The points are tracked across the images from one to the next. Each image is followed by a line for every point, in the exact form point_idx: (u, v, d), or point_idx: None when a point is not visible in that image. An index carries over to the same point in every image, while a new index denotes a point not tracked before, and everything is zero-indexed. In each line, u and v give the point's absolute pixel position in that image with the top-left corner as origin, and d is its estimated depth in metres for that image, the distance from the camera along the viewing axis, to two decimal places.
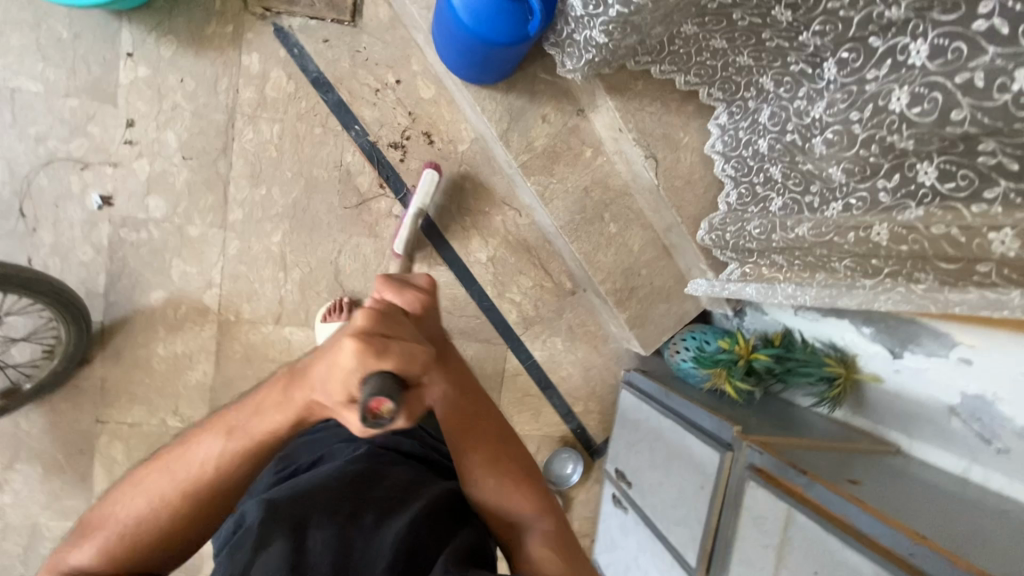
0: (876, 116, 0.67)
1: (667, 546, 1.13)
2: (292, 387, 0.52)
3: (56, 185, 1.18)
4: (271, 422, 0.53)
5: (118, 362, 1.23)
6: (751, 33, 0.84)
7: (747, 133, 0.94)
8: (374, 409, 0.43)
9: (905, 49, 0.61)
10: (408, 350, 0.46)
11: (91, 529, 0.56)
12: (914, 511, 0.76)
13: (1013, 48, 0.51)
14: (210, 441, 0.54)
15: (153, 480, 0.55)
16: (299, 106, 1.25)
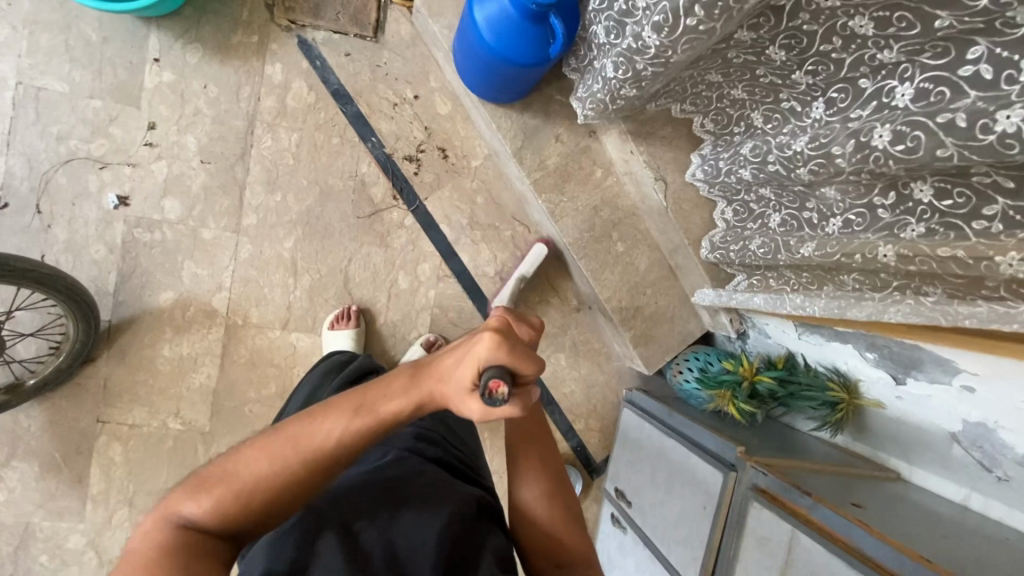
0: (856, 149, 0.66)
1: (668, 566, 1.13)
2: (419, 374, 0.54)
3: (74, 183, 1.19)
4: (401, 404, 0.53)
5: (123, 361, 1.22)
6: (743, 69, 0.79)
7: (727, 164, 0.94)
8: (492, 388, 0.47)
9: (892, 91, 0.61)
10: (533, 353, 0.50)
11: (206, 482, 0.54)
12: (919, 536, 0.77)
13: (992, 92, 0.51)
14: (340, 416, 0.53)
15: (276, 444, 0.53)
16: (318, 116, 1.28)
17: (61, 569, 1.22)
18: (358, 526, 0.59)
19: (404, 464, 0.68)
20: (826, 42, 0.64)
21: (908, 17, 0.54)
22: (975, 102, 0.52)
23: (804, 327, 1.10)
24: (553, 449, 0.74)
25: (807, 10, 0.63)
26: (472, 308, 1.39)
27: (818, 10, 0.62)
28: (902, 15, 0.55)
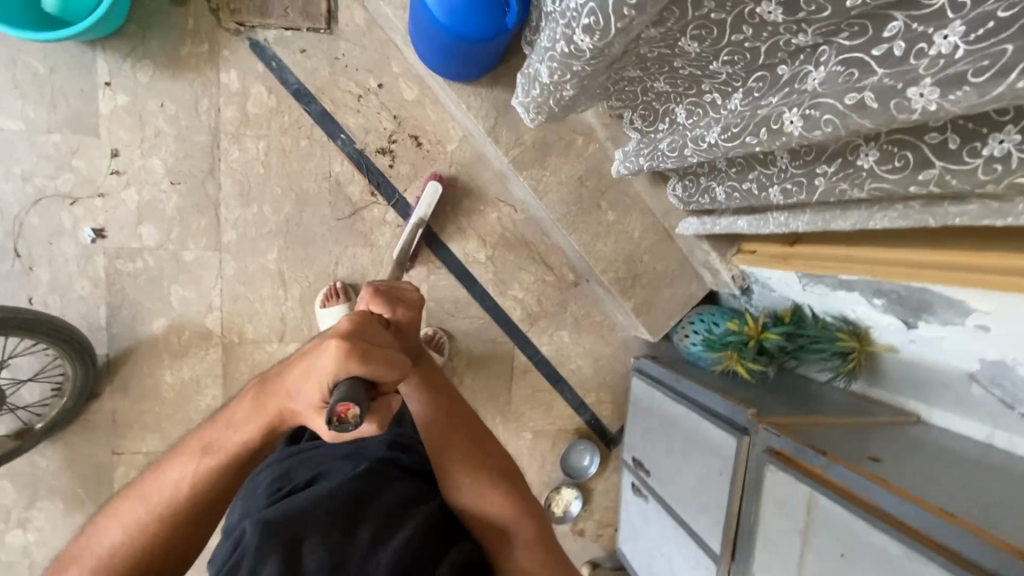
0: (771, 135, 0.62)
1: (691, 533, 1.12)
2: (266, 396, 0.54)
3: (47, 223, 1.17)
4: (252, 430, 0.55)
5: (127, 394, 1.23)
6: (661, 62, 0.73)
7: (649, 160, 0.92)
8: (342, 413, 0.43)
9: (803, 78, 0.57)
10: (387, 359, 0.48)
11: (62, 565, 0.55)
12: (938, 486, 0.74)
13: (902, 70, 0.46)
14: (183, 462, 0.56)
15: (124, 511, 0.56)
16: (282, 120, 1.23)
17: None
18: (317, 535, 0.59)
19: (371, 480, 0.68)
20: (737, 32, 0.58)
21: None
22: (885, 82, 0.48)
23: (808, 278, 1.04)
24: (476, 424, 0.78)
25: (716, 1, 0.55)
26: (467, 296, 1.39)
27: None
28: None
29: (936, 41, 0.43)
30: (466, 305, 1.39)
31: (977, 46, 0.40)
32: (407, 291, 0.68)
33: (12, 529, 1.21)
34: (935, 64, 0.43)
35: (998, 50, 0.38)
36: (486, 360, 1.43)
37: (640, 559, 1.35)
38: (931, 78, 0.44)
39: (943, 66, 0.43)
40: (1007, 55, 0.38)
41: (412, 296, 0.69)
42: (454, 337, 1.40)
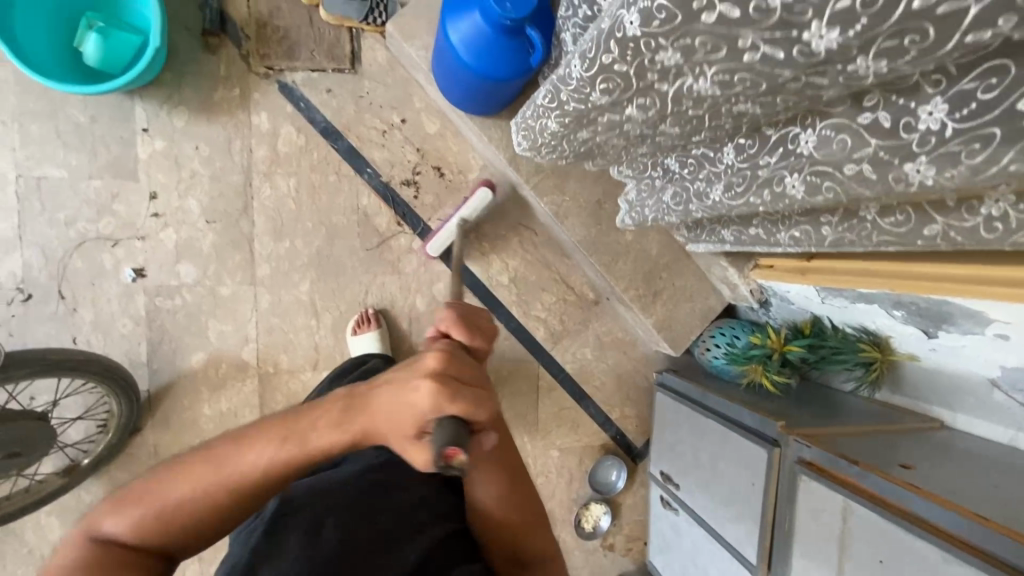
0: (776, 196, 0.69)
1: (725, 545, 1.14)
2: (354, 408, 0.55)
3: (90, 265, 1.22)
4: (333, 438, 0.55)
5: (168, 427, 1.26)
6: (642, 138, 0.81)
7: (655, 210, 0.99)
8: (447, 457, 0.46)
9: (795, 138, 0.62)
10: (480, 398, 0.50)
11: (129, 499, 0.55)
12: (970, 491, 0.77)
13: (893, 141, 0.50)
14: (266, 446, 0.54)
15: (198, 470, 0.55)
16: (311, 157, 1.28)
17: None
18: (334, 517, 0.65)
19: (393, 471, 0.73)
20: (717, 118, 0.67)
21: (749, 77, 0.53)
22: (879, 154, 0.52)
23: (826, 291, 1.08)
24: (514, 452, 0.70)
25: (694, 99, 0.62)
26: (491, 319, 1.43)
27: (700, 97, 0.61)
28: (742, 77, 0.53)
29: (922, 116, 0.46)
30: None
31: (964, 128, 0.43)
32: (483, 317, 0.65)
33: None
34: (926, 141, 0.47)
35: (988, 135, 0.41)
36: (511, 380, 1.46)
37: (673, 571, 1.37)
38: (925, 155, 0.48)
39: (935, 142, 0.46)
40: (994, 140, 0.41)
41: (487, 319, 0.66)
42: None
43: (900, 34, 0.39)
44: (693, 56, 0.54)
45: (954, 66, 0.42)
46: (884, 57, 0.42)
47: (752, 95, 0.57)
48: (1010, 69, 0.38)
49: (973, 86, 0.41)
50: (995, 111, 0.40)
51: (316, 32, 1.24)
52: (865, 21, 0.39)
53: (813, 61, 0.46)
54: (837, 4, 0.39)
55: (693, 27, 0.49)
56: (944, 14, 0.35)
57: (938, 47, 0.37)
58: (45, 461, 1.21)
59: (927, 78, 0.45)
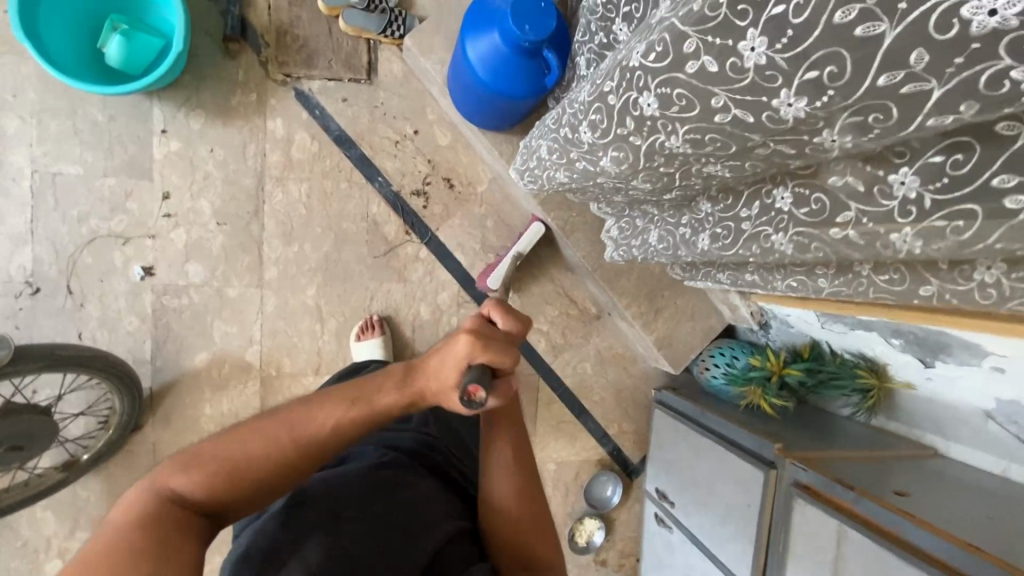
0: (764, 251, 0.71)
1: (718, 564, 1.15)
2: (410, 373, 0.61)
3: (100, 262, 1.23)
4: (393, 399, 0.60)
5: (168, 425, 1.26)
6: (618, 190, 0.87)
7: (640, 251, 1.02)
8: (470, 392, 0.55)
9: (768, 192, 0.66)
10: (507, 350, 0.58)
11: (200, 459, 0.58)
12: (964, 520, 0.78)
13: (870, 204, 0.53)
14: (335, 407, 0.60)
15: (268, 430, 0.59)
16: (324, 164, 1.30)
17: None
18: (351, 512, 0.66)
19: (401, 472, 0.74)
20: (687, 177, 0.71)
21: (719, 138, 0.55)
22: (868, 225, 0.54)
23: (826, 317, 1.10)
24: (527, 440, 0.76)
25: (664, 155, 0.63)
26: None
27: (671, 153, 0.63)
28: (713, 138, 0.55)
29: (896, 183, 0.48)
30: None
31: (943, 199, 0.45)
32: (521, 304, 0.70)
33: (52, 560, 1.24)
34: (910, 212, 0.49)
35: (966, 211, 0.44)
36: None
37: None
38: (911, 226, 0.50)
39: (917, 213, 0.48)
40: (977, 216, 0.44)
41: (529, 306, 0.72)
42: None
43: (866, 112, 0.42)
44: (668, 112, 0.55)
45: (918, 141, 0.44)
46: (848, 133, 0.45)
47: (722, 156, 0.60)
48: (976, 148, 0.40)
49: (942, 160, 0.43)
50: (970, 185, 0.42)
51: (334, 42, 1.27)
52: (832, 93, 0.41)
53: (783, 129, 0.48)
54: (804, 76, 0.42)
55: (674, 77, 0.51)
56: (907, 93, 0.38)
57: (905, 125, 0.40)
58: (44, 455, 1.22)
59: (891, 151, 0.47)
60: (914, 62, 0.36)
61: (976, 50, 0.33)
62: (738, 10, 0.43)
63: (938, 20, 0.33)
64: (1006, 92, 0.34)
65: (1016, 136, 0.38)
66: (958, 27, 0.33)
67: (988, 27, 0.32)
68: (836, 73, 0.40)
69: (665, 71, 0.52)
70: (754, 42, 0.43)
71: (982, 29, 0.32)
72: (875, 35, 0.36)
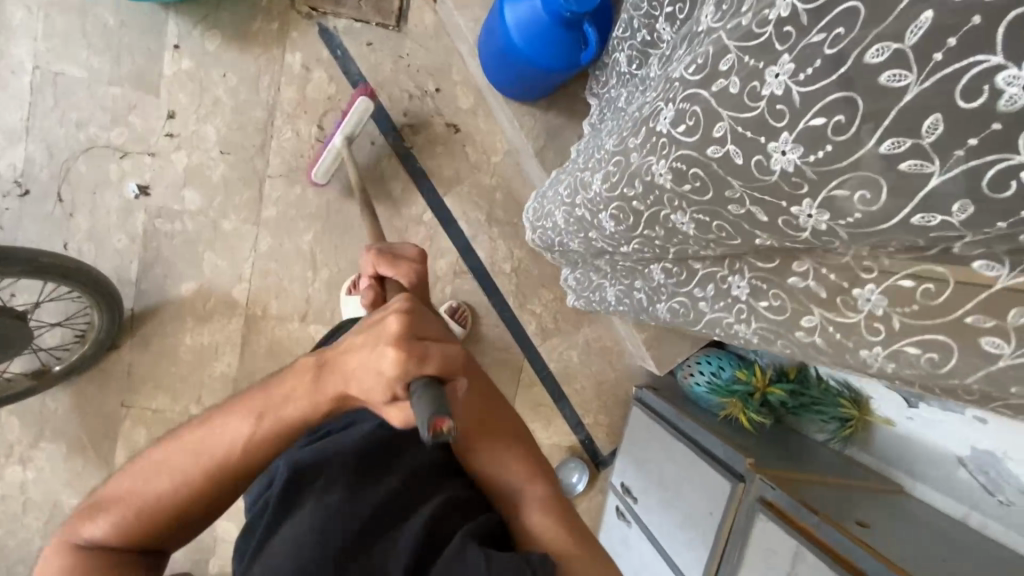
0: (728, 335, 0.74)
1: (671, 565, 1.18)
2: (325, 374, 0.52)
3: (95, 172, 1.19)
4: (303, 407, 0.53)
5: (146, 349, 1.24)
6: (582, 225, 0.85)
7: (596, 290, 1.05)
8: (436, 427, 0.42)
9: (723, 278, 0.69)
10: (449, 354, 0.49)
11: (107, 502, 0.54)
12: (920, 559, 0.79)
13: (835, 312, 0.54)
14: (236, 425, 0.52)
15: (170, 461, 0.53)
16: (338, 107, 1.25)
17: None
18: (339, 477, 0.59)
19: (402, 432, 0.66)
20: (650, 231, 0.69)
21: (701, 175, 0.54)
22: (836, 337, 0.55)
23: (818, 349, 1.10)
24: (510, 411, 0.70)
25: (645, 181, 0.62)
26: (487, 304, 1.41)
27: (651, 183, 0.61)
28: (695, 172, 0.54)
29: (861, 299, 0.51)
30: (486, 313, 1.42)
31: (914, 323, 0.47)
32: (408, 253, 0.76)
33: (11, 466, 1.23)
34: (879, 330, 0.50)
35: (940, 342, 0.45)
36: (494, 368, 1.46)
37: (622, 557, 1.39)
38: (882, 345, 0.50)
39: (886, 332, 0.50)
40: (951, 350, 0.45)
41: (413, 253, 0.76)
42: (468, 342, 1.42)
43: (856, 187, 0.41)
44: (672, 134, 0.55)
45: (888, 259, 0.47)
46: (829, 210, 0.44)
47: (693, 204, 0.58)
48: (950, 280, 0.43)
49: (914, 284, 0.46)
50: (942, 314, 0.45)
51: None
52: (830, 147, 0.41)
53: (763, 183, 0.48)
54: (810, 121, 0.41)
55: (698, 93, 0.51)
56: (905, 170, 0.38)
57: (889, 216, 0.40)
58: (16, 360, 1.20)
59: (860, 264, 0.50)
60: (926, 132, 0.35)
61: (995, 132, 0.33)
62: (783, 32, 0.42)
63: (968, 84, 0.33)
64: (1008, 196, 0.34)
65: (996, 276, 0.40)
66: (987, 96, 0.32)
67: (1018, 104, 0.31)
68: (842, 123, 0.39)
69: (695, 85, 0.52)
70: (782, 68, 0.42)
71: (1011, 106, 0.31)
72: (898, 87, 0.36)
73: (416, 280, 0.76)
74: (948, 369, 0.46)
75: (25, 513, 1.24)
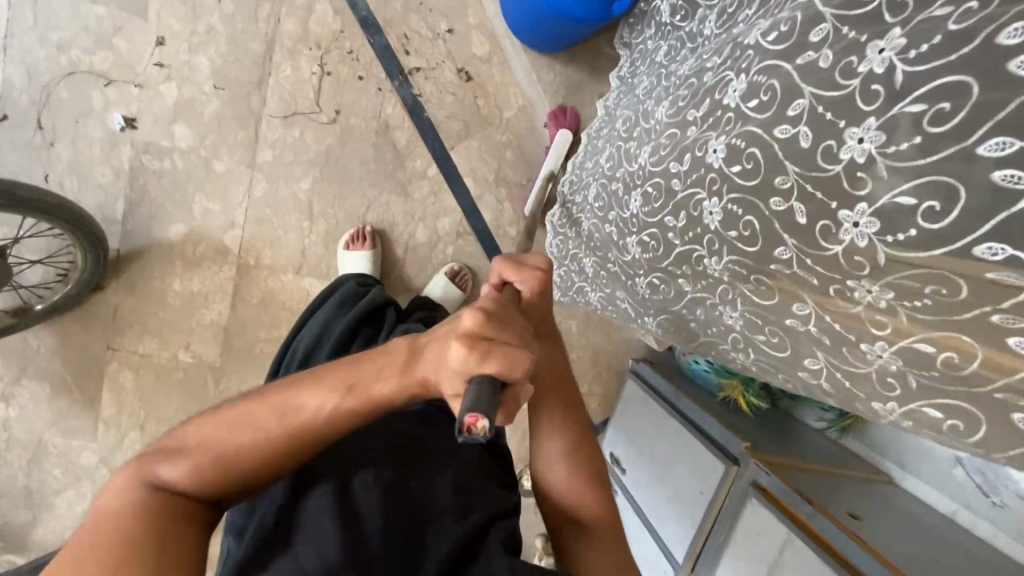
0: (722, 360, 0.69)
1: (656, 537, 1.20)
2: (415, 358, 0.50)
3: (77, 100, 1.10)
4: (393, 390, 0.50)
5: (131, 291, 1.19)
6: (609, 199, 0.79)
7: (579, 280, 0.99)
8: (468, 425, 0.39)
9: (714, 305, 0.63)
10: (513, 357, 0.44)
11: (189, 443, 0.49)
12: (910, 554, 0.79)
13: (842, 360, 0.50)
14: (327, 393, 0.49)
15: (260, 414, 0.49)
16: (342, 46, 1.17)
17: (75, 483, 1.25)
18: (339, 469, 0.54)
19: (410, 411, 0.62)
20: (670, 220, 0.64)
21: (757, 156, 0.50)
22: (845, 384, 0.51)
23: None
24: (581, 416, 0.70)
25: (695, 157, 0.58)
26: None
27: (701, 161, 0.57)
28: (752, 153, 0.51)
29: (871, 351, 0.46)
30: None
31: (932, 388, 0.43)
32: (533, 260, 0.66)
33: None
34: (894, 387, 0.46)
35: (965, 412, 0.42)
36: None
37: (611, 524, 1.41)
38: (897, 402, 0.47)
39: (902, 390, 0.45)
40: (979, 420, 0.41)
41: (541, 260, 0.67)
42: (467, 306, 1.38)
43: (925, 196, 0.38)
44: (742, 109, 0.52)
45: (907, 316, 0.42)
46: (880, 221, 0.41)
47: (730, 188, 0.54)
48: (976, 352, 0.39)
49: (933, 352, 0.41)
50: (968, 386, 0.40)
51: None
52: (920, 139, 0.38)
53: (823, 174, 0.45)
54: (906, 107, 0.39)
55: (780, 65, 0.49)
56: (998, 185, 0.35)
57: (943, 242, 0.38)
58: None
59: (871, 318, 0.45)
60: None
61: None
62: (895, 3, 0.40)
63: None
64: None
65: None
66: None
67: None
68: (946, 112, 0.37)
69: (777, 55, 0.49)
70: (889, 43, 0.40)
71: None
72: None
73: (537, 290, 0.66)
74: (978, 439, 0.42)
75: (8, 450, 1.22)
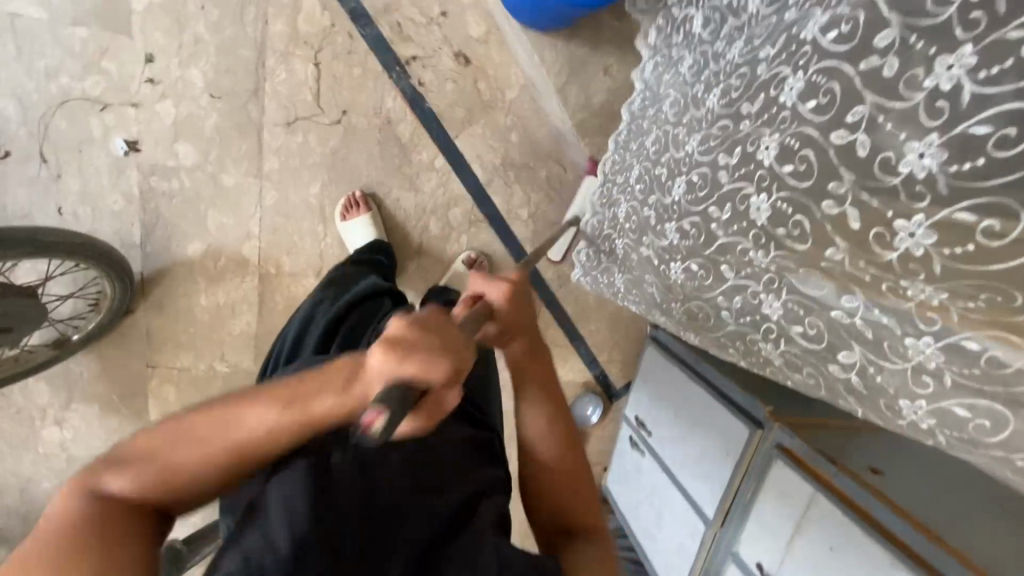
0: (747, 351, 0.70)
1: (686, 497, 1.28)
2: (354, 371, 0.45)
3: (76, 128, 1.09)
4: (334, 406, 0.45)
5: (160, 310, 1.22)
6: (654, 182, 0.80)
7: (607, 260, 1.00)
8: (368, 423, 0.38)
9: (755, 294, 0.64)
10: (435, 362, 0.43)
11: (129, 454, 0.45)
12: (930, 506, 0.85)
13: (880, 355, 0.52)
14: (266, 411, 0.44)
15: (200, 426, 0.45)
16: (335, 42, 1.13)
17: None
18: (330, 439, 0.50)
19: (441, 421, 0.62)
20: (717, 210, 0.65)
21: (810, 157, 0.53)
22: (877, 378, 0.53)
23: None
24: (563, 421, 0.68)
25: (745, 152, 0.60)
26: None
27: (751, 156, 0.59)
28: (805, 154, 0.53)
29: (916, 349, 0.48)
30: None
31: (967, 386, 0.45)
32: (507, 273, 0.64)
33: (48, 427, 1.26)
34: (928, 384, 0.48)
35: (993, 411, 0.44)
36: None
37: (635, 490, 1.50)
38: (927, 401, 0.49)
39: (935, 388, 0.48)
40: (1007, 422, 0.43)
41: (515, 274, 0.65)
42: None
43: (985, 215, 0.40)
44: (796, 108, 0.53)
45: (958, 315, 0.44)
46: (936, 236, 0.43)
47: (786, 185, 0.56)
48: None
49: (980, 349, 0.43)
50: (1005, 387, 0.42)
51: None
52: (984, 160, 0.39)
53: (880, 184, 0.47)
54: (970, 127, 0.39)
55: (841, 67, 0.48)
56: None
57: (1005, 259, 0.39)
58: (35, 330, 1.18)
59: (922, 314, 0.47)
60: None
61: None
62: (968, 18, 0.39)
63: None
64: None
65: None
66: None
67: None
68: (1011, 137, 0.37)
69: (839, 56, 0.48)
70: (960, 60, 0.39)
71: None
72: None
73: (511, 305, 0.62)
74: (999, 439, 0.44)
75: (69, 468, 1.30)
